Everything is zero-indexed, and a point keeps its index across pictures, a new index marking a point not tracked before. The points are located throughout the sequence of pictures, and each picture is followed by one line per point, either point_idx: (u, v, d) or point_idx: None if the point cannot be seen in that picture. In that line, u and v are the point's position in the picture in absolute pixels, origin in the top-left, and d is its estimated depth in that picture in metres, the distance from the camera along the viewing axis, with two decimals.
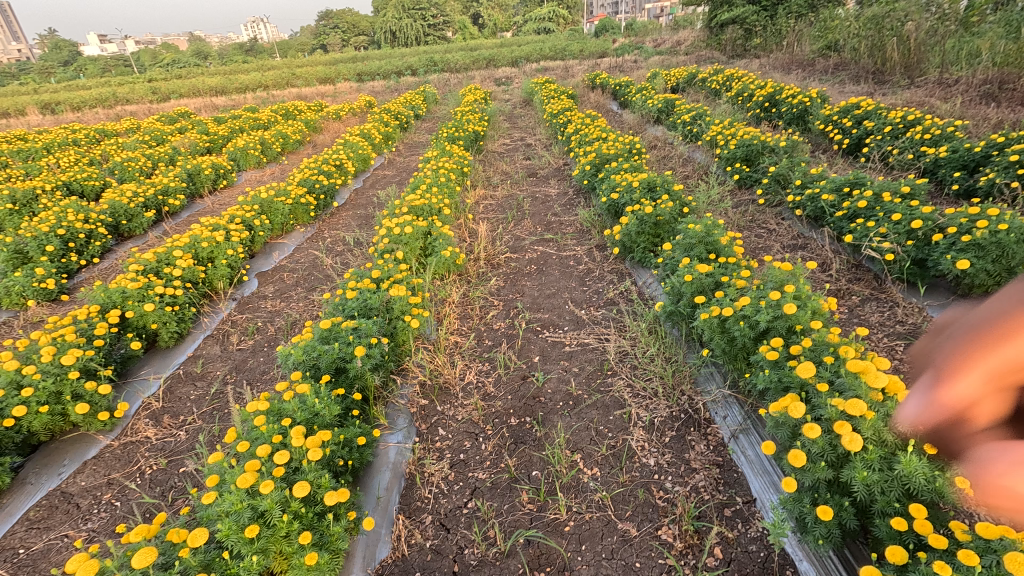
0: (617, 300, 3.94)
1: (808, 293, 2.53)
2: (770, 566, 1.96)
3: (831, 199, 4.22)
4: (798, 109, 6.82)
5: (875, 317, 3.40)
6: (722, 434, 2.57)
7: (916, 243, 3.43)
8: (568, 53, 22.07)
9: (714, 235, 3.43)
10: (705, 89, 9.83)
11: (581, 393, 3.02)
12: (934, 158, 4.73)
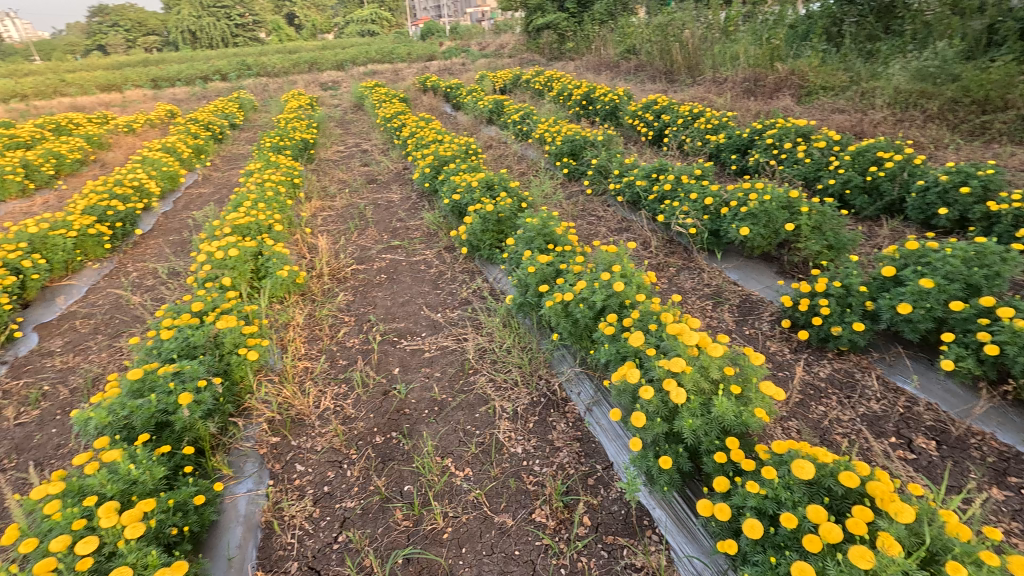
0: (471, 298, 4.00)
1: (632, 271, 2.83)
2: (630, 520, 2.16)
3: (644, 185, 4.77)
4: (610, 106, 7.60)
5: (689, 283, 3.95)
6: (578, 410, 2.77)
7: (710, 217, 4.05)
8: (396, 55, 21.72)
9: (550, 226, 3.65)
10: (530, 89, 10.43)
11: (445, 396, 3.00)
12: (717, 144, 5.63)
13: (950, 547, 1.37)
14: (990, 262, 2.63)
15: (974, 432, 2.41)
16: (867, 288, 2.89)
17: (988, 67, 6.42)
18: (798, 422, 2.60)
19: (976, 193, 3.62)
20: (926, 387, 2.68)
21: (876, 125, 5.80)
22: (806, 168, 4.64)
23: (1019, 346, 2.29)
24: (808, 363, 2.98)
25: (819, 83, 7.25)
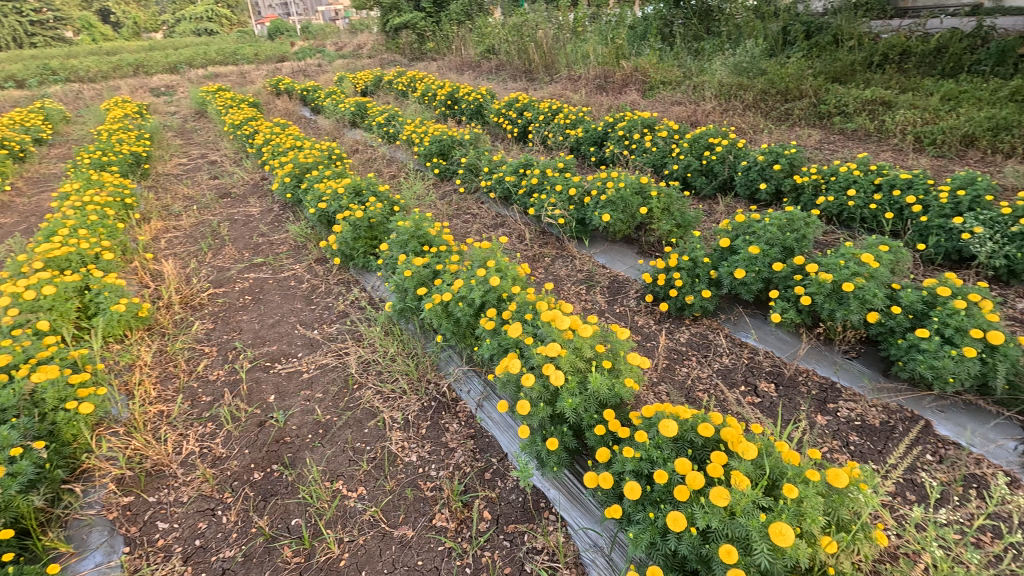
0: (349, 310, 3.81)
1: (506, 265, 2.90)
2: (528, 505, 2.22)
3: (513, 180, 4.91)
4: (475, 105, 7.69)
5: (563, 271, 4.15)
6: (470, 407, 2.77)
7: (576, 206, 4.30)
8: (241, 56, 19.85)
9: (423, 228, 3.60)
10: (393, 90, 10.17)
11: (329, 417, 2.83)
12: (576, 138, 5.97)
13: (785, 472, 1.61)
14: (798, 227, 3.13)
15: (801, 370, 2.86)
16: (710, 259, 3.27)
17: (786, 63, 7.58)
18: (667, 386, 2.87)
19: (785, 170, 4.28)
20: (763, 337, 3.12)
21: (707, 115, 6.57)
22: (654, 155, 5.12)
23: (824, 294, 2.76)
24: (670, 331, 3.30)
25: (659, 79, 8.01)
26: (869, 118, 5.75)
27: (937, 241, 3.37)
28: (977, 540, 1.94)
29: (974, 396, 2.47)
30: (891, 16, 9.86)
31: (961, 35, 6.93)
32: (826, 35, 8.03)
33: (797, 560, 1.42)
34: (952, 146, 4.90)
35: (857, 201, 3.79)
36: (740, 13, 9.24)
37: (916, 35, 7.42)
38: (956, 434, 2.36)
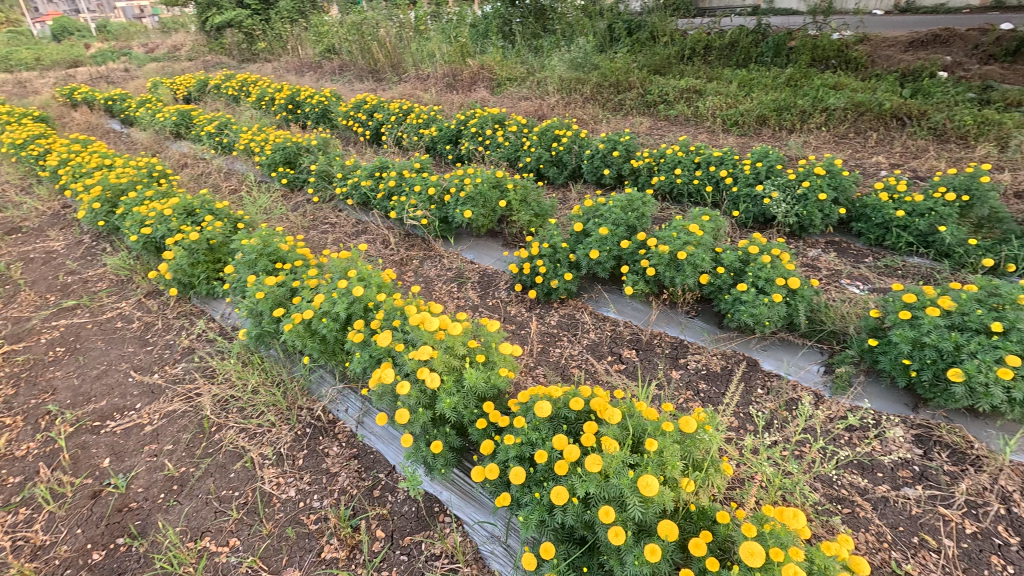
0: (196, 344, 3.38)
1: (369, 273, 2.79)
2: (422, 513, 2.18)
3: (369, 185, 4.73)
4: (319, 108, 7.24)
5: (433, 271, 4.11)
6: (349, 426, 2.64)
7: (437, 205, 4.27)
8: (15, 61, 16.40)
9: (272, 244, 3.30)
10: (222, 95, 9.16)
11: (185, 469, 2.49)
12: (431, 137, 5.92)
13: (646, 428, 1.78)
14: (637, 207, 3.45)
15: (655, 333, 3.18)
16: (567, 243, 3.48)
17: (615, 58, 8.28)
18: (544, 369, 3.00)
19: (623, 155, 4.69)
20: (622, 309, 3.41)
21: (552, 108, 6.93)
22: (507, 150, 5.28)
23: (665, 264, 3.09)
24: (541, 316, 3.45)
25: (505, 76, 8.26)
26: (686, 105, 6.51)
27: (747, 207, 3.96)
28: (800, 452, 2.33)
29: (785, 332, 2.96)
30: (694, 15, 11.26)
31: (747, 32, 8.16)
32: (644, 32, 8.97)
33: (664, 504, 1.58)
34: (751, 126, 5.76)
35: (683, 179, 4.29)
36: (570, 12, 9.86)
37: (715, 32, 8.57)
38: (776, 367, 2.82)
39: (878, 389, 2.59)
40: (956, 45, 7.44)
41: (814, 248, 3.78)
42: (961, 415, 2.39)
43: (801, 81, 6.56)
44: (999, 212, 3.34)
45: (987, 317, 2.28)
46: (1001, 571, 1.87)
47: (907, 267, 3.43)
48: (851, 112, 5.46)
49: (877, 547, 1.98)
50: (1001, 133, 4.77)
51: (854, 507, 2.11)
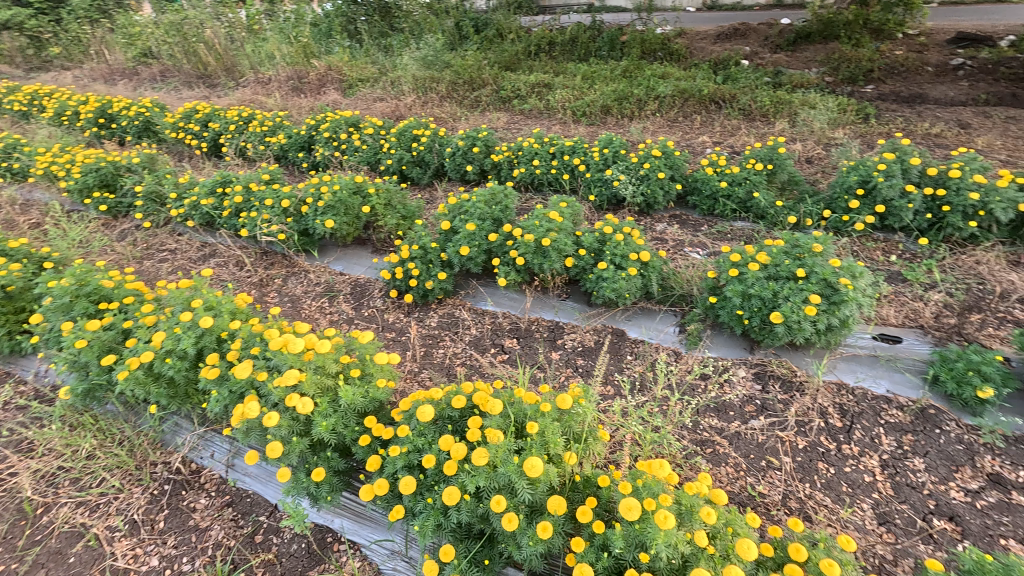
0: (4, 414, 2.78)
1: (218, 300, 2.51)
2: (313, 548, 2.04)
3: (211, 203, 4.25)
4: (140, 121, 6.32)
5: (299, 289, 3.83)
6: (218, 473, 2.36)
7: (293, 218, 3.98)
8: None
9: (91, 282, 2.82)
10: (6, 112, 7.59)
11: (6, 567, 2.05)
12: (279, 145, 5.48)
13: (527, 412, 1.84)
14: (500, 200, 3.54)
15: (533, 320, 3.30)
16: (437, 243, 3.46)
17: (466, 56, 8.35)
18: (429, 372, 2.96)
19: (483, 151, 4.76)
20: (499, 301, 3.49)
21: (409, 108, 6.81)
22: (366, 153, 5.08)
23: (532, 252, 3.22)
24: (420, 320, 3.39)
25: (356, 77, 7.92)
26: (538, 99, 6.79)
27: (601, 191, 4.25)
28: (667, 407, 2.58)
29: (644, 301, 3.26)
30: (537, 13, 11.78)
31: (585, 28, 8.73)
32: (491, 29, 9.19)
33: (550, 481, 1.66)
34: (597, 116, 6.19)
35: (542, 169, 4.49)
36: (416, 10, 9.74)
37: (556, 29, 9.04)
38: (640, 333, 3.11)
39: (722, 339, 2.97)
40: (752, 38, 8.68)
41: (661, 222, 4.19)
42: (785, 349, 2.84)
43: (636, 73, 7.19)
44: (796, 176, 3.97)
45: (793, 265, 2.71)
46: (826, 474, 2.25)
47: (735, 230, 3.94)
48: (678, 99, 6.12)
49: (736, 476, 2.27)
50: (791, 110, 5.67)
51: (715, 446, 2.40)
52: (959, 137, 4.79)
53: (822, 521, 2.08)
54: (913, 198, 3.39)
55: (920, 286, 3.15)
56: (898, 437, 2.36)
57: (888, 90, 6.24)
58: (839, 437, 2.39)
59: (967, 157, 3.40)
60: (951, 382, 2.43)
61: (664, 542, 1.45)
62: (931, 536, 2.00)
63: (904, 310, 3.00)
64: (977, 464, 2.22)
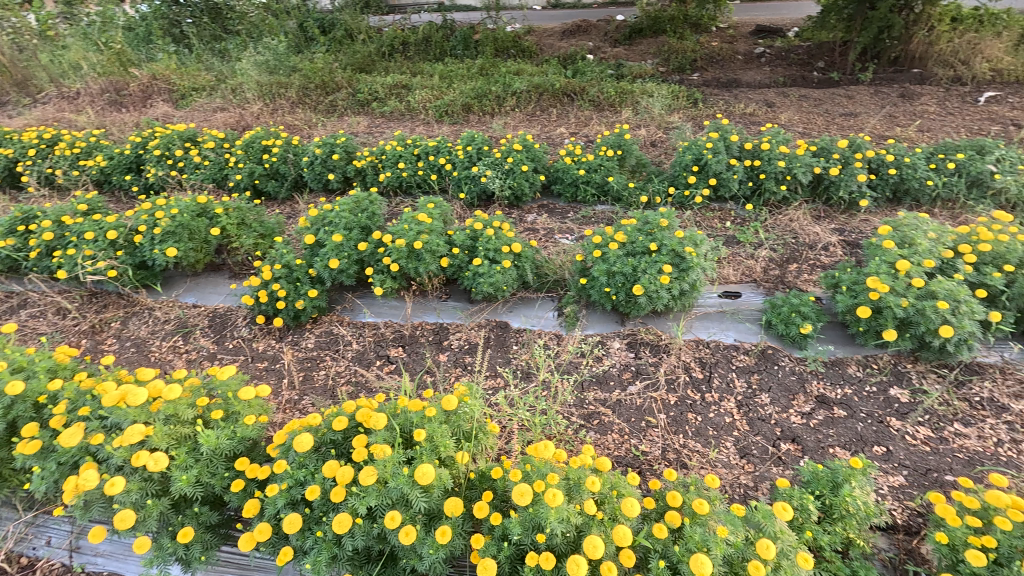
0: None
1: (29, 359, 2.11)
2: None
3: (12, 244, 3.55)
4: None
5: (144, 329, 3.35)
6: (59, 561, 1.99)
7: (125, 250, 3.46)
8: None
9: None
10: None
11: None
12: (98, 168, 4.73)
13: (413, 420, 1.81)
14: (366, 206, 3.40)
15: (416, 325, 3.25)
16: (302, 259, 3.23)
17: (314, 58, 7.88)
18: (310, 397, 2.77)
19: (343, 157, 4.54)
20: (378, 311, 3.38)
21: (256, 117, 6.26)
22: (210, 169, 4.58)
23: (405, 257, 3.15)
24: (294, 343, 3.16)
25: (188, 85, 7.09)
26: (398, 100, 6.63)
27: (470, 188, 4.28)
28: (554, 388, 2.69)
29: (522, 291, 3.37)
30: (386, 12, 11.49)
31: (436, 27, 8.70)
32: (339, 30, 8.78)
33: (444, 485, 1.65)
34: (459, 114, 6.22)
35: (408, 171, 4.40)
36: (251, 10, 8.96)
37: (408, 29, 8.90)
38: (522, 322, 3.21)
39: (596, 316, 3.17)
40: (594, 33, 9.30)
41: (531, 213, 4.34)
42: (650, 317, 3.14)
43: (491, 70, 7.34)
44: (643, 159, 4.34)
45: (646, 241, 2.97)
46: (695, 422, 2.51)
47: (598, 214, 4.21)
48: (534, 93, 6.37)
49: (621, 441, 2.44)
50: (633, 99, 6.19)
51: (602, 417, 2.56)
52: (767, 115, 5.59)
53: (695, 465, 2.32)
54: (737, 170, 3.88)
55: (750, 245, 3.63)
56: (748, 379, 2.71)
57: (710, 77, 7.08)
58: (702, 388, 2.68)
59: (773, 131, 3.97)
60: (780, 324, 2.85)
61: (557, 518, 1.52)
62: (780, 458, 2.32)
63: (741, 268, 3.44)
64: (807, 389, 2.63)
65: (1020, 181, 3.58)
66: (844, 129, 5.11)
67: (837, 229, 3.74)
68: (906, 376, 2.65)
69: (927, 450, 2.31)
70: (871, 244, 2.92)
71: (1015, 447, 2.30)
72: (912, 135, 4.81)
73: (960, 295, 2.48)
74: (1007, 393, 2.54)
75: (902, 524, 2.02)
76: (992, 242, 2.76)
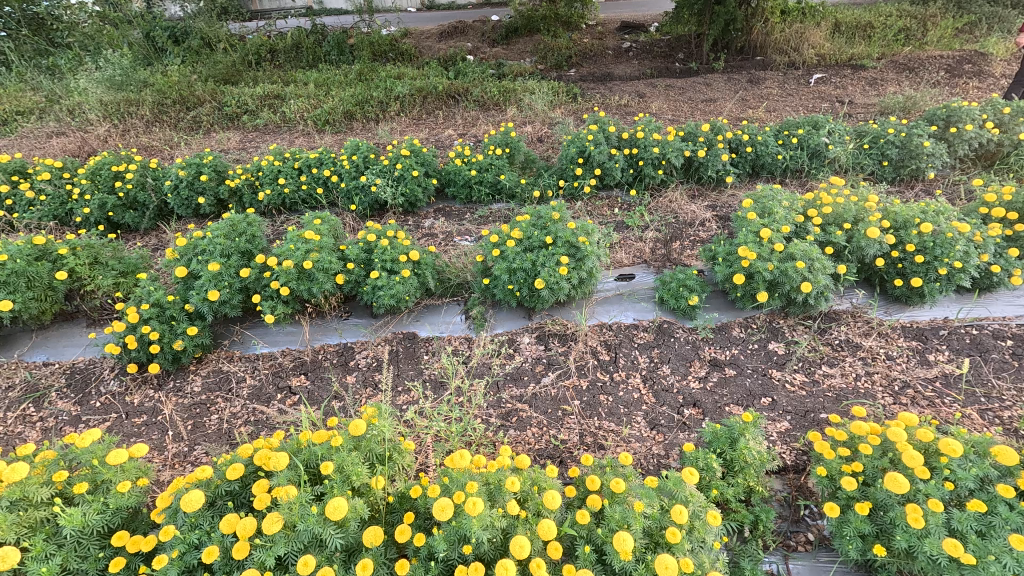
0: None
1: None
2: None
3: None
4: None
5: None
6: None
7: None
8: None
9: None
10: None
11: None
12: None
13: (320, 453, 1.70)
14: (243, 229, 3.12)
15: (317, 349, 3.05)
16: (175, 295, 2.90)
17: (168, 71, 7.11)
18: (203, 446, 2.49)
19: (213, 178, 4.13)
20: (273, 340, 3.13)
21: (102, 140, 5.51)
22: (48, 205, 3.96)
23: (295, 278, 2.94)
24: (177, 390, 2.82)
25: (9, 109, 6.07)
26: (272, 112, 6.19)
27: (360, 199, 4.10)
28: (469, 393, 2.67)
29: (426, 298, 3.31)
30: (247, 19, 10.68)
31: (306, 32, 8.24)
32: (193, 38, 8.00)
33: (360, 515, 1.57)
34: (341, 122, 5.94)
35: (290, 187, 4.11)
36: (82, 19, 7.89)
37: (274, 35, 8.34)
38: (430, 330, 3.15)
39: (503, 314, 3.19)
40: (471, 34, 9.35)
41: (427, 219, 4.27)
42: (555, 308, 3.23)
43: (371, 75, 7.10)
44: (531, 156, 4.42)
45: (542, 235, 3.03)
46: (607, 403, 2.61)
47: (495, 213, 4.24)
48: (417, 97, 6.26)
49: (541, 434, 2.47)
50: (516, 97, 6.30)
51: (520, 413, 2.58)
52: (640, 105, 5.96)
53: (612, 444, 2.41)
54: (618, 159, 4.09)
55: (638, 228, 3.86)
56: (649, 354, 2.87)
57: (585, 73, 7.41)
58: (610, 369, 2.80)
59: (646, 120, 4.22)
60: (671, 299, 3.05)
61: (480, 526, 1.51)
62: (685, 423, 2.49)
63: (632, 251, 3.64)
64: (701, 356, 2.85)
65: (847, 150, 4.14)
66: (707, 114, 5.59)
67: (710, 206, 4.09)
68: (780, 331, 2.97)
69: (804, 394, 2.60)
70: (738, 217, 3.22)
71: (870, 379, 2.67)
72: (762, 116, 5.39)
73: (813, 254, 2.81)
74: (859, 333, 2.94)
75: (791, 464, 2.26)
76: (833, 204, 3.17)
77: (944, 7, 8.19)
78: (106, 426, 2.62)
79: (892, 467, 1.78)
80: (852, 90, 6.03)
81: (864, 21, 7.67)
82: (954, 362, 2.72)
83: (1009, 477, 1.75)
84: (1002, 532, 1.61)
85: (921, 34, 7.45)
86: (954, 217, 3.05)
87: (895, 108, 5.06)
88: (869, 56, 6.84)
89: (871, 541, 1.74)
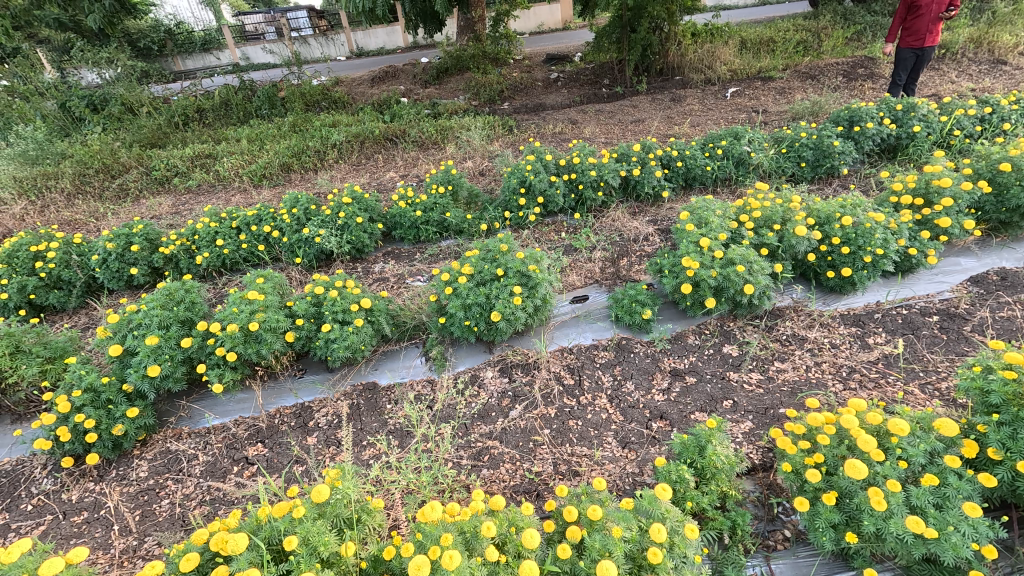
0: None
1: None
2: None
3: None
4: None
5: None
6: None
7: None
8: None
9: None
10: None
11: None
12: None
13: (282, 527, 1.61)
14: (181, 297, 2.96)
15: (272, 413, 2.91)
16: (109, 376, 2.70)
17: (88, 141, 6.83)
18: (155, 536, 2.30)
19: (145, 247, 3.93)
20: (224, 410, 2.97)
21: (18, 218, 5.16)
22: None
23: (241, 342, 2.80)
24: (121, 478, 2.60)
25: None
26: (204, 172, 6.02)
27: (305, 251, 4.00)
28: (437, 438, 2.59)
29: (383, 345, 3.25)
30: (171, 81, 10.45)
31: (234, 89, 8.15)
32: (114, 105, 7.72)
33: None
34: (278, 175, 5.83)
35: (230, 247, 3.96)
36: None
37: (201, 95, 8.19)
38: (391, 377, 3.07)
39: (463, 350, 3.17)
40: (403, 77, 9.52)
41: (376, 263, 4.21)
42: (515, 338, 3.23)
43: (305, 125, 7.04)
44: (475, 191, 4.47)
45: (492, 268, 3.04)
46: (577, 428, 2.61)
47: (444, 250, 4.23)
48: (354, 143, 6.27)
49: (515, 469, 2.43)
50: (453, 134, 6.41)
51: (491, 450, 2.54)
52: (573, 131, 6.18)
53: (586, 469, 2.39)
54: (558, 185, 4.19)
55: (586, 250, 3.95)
56: (611, 371, 2.90)
57: (518, 105, 7.63)
58: (575, 393, 2.80)
59: (580, 146, 4.37)
60: (626, 315, 3.11)
61: None
62: (654, 437, 2.51)
63: (583, 273, 3.73)
64: (661, 367, 2.90)
65: (767, 155, 4.43)
66: (636, 134, 5.87)
67: (652, 221, 4.24)
68: (731, 333, 3.08)
69: (761, 392, 2.69)
70: (678, 229, 3.35)
71: (819, 368, 2.79)
72: (688, 131, 5.69)
73: (750, 257, 2.95)
74: (803, 326, 3.09)
75: (759, 463, 2.31)
76: (761, 208, 3.36)
77: (833, 21, 9.01)
78: (40, 531, 2.38)
79: (850, 454, 1.85)
80: (764, 100, 6.50)
81: (766, 37, 8.36)
82: (892, 343, 2.89)
83: (954, 447, 1.85)
84: (956, 502, 1.69)
85: (817, 45, 8.16)
86: (869, 208, 3.27)
87: (804, 113, 5.47)
88: (776, 68, 7.39)
89: (842, 530, 1.80)
